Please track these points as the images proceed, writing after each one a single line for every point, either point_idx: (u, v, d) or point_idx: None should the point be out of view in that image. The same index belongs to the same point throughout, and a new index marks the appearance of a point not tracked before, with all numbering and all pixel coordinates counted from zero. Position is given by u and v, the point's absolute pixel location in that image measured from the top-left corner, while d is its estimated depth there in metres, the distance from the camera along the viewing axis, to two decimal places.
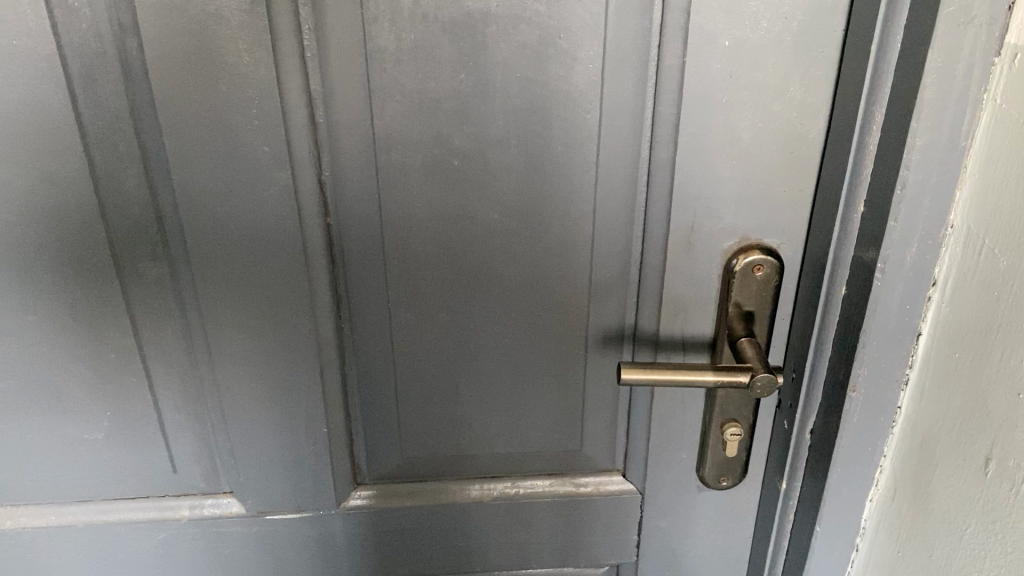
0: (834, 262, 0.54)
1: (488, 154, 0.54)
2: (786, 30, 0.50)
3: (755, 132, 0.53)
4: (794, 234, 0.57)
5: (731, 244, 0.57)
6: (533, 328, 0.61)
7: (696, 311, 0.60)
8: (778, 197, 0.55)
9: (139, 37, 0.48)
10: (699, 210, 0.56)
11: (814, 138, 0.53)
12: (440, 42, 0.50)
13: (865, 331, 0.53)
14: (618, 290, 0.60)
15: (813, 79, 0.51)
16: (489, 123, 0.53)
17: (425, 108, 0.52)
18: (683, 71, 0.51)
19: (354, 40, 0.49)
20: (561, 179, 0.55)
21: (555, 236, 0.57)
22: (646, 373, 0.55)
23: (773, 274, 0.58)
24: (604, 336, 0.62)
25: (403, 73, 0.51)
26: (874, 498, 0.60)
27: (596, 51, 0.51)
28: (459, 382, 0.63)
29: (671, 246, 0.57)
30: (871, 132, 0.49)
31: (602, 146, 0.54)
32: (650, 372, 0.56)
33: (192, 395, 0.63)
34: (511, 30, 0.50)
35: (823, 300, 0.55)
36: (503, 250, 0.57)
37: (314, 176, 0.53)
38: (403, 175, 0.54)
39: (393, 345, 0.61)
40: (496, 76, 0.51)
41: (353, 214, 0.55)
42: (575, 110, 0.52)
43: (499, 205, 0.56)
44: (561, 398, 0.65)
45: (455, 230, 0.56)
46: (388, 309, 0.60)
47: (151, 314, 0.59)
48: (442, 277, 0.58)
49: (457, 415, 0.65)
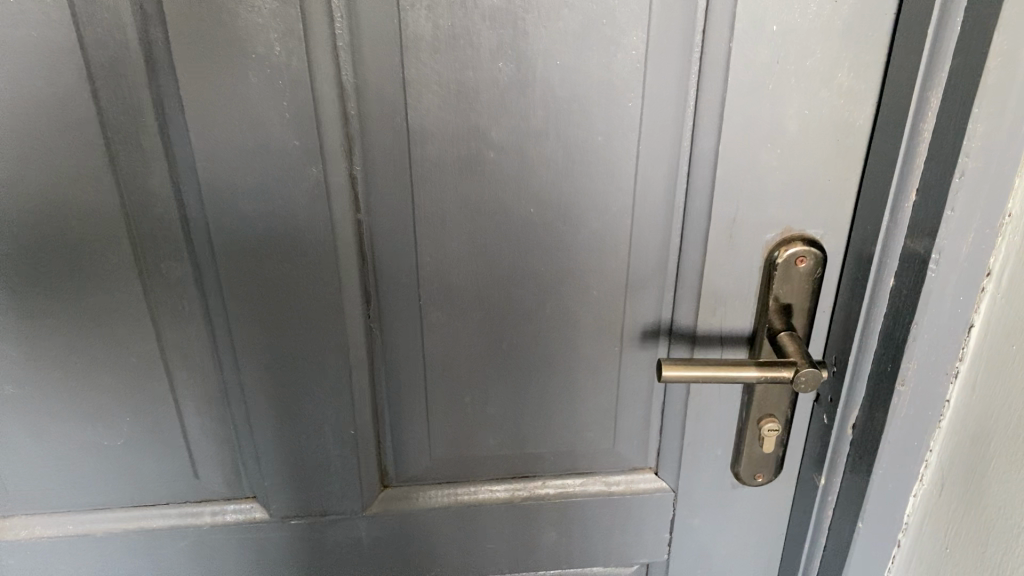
0: (882, 253, 0.52)
1: (525, 146, 0.52)
2: (836, 15, 0.48)
3: (801, 120, 0.51)
4: (837, 225, 0.56)
5: (773, 235, 0.56)
6: (569, 324, 0.59)
7: (735, 305, 0.59)
8: (822, 187, 0.54)
9: (164, 26, 0.46)
10: (742, 201, 0.54)
11: (861, 126, 0.52)
12: (478, 29, 0.48)
13: (917, 324, 0.51)
14: (655, 284, 0.59)
15: (863, 64, 0.50)
16: (528, 114, 0.51)
17: (462, 98, 0.50)
18: (728, 57, 0.49)
19: (389, 27, 0.47)
20: (600, 170, 0.53)
21: (593, 231, 0.56)
22: (686, 367, 0.54)
23: (816, 266, 0.56)
24: (639, 332, 0.60)
25: (439, 61, 0.49)
26: (918, 493, 0.59)
27: (641, 37, 0.49)
28: (490, 382, 0.62)
29: (712, 239, 0.56)
30: (926, 119, 0.47)
31: (643, 135, 0.52)
32: (691, 367, 0.55)
33: (216, 399, 0.61)
34: (553, 16, 0.48)
35: (870, 292, 0.54)
36: (539, 246, 0.56)
37: (345, 171, 0.51)
38: (438, 169, 0.52)
39: (424, 345, 0.59)
40: (537, 63, 0.49)
41: (385, 210, 0.54)
42: (617, 99, 0.51)
43: (536, 199, 0.54)
44: (594, 394, 0.63)
45: (489, 225, 0.55)
46: (420, 307, 0.58)
47: (174, 317, 0.57)
48: (476, 274, 0.57)
49: (488, 415, 0.63)
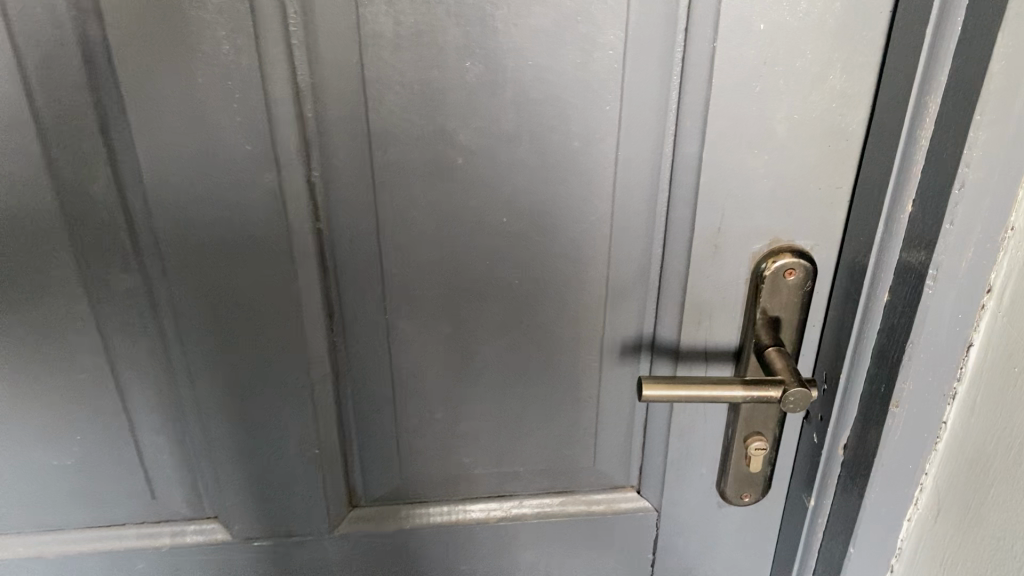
0: (876, 267, 0.49)
1: (496, 151, 0.49)
2: (829, 12, 0.45)
3: (790, 125, 0.48)
4: (828, 235, 0.52)
5: (761, 246, 0.53)
6: (545, 338, 0.56)
7: (721, 319, 0.55)
8: (813, 195, 0.51)
9: (103, 22, 0.43)
10: (728, 209, 0.51)
11: (854, 130, 0.49)
12: (444, 25, 0.44)
13: (913, 343, 0.48)
14: (636, 295, 0.55)
15: (856, 66, 0.46)
16: (498, 117, 0.47)
17: (427, 99, 0.46)
18: (713, 57, 0.46)
19: (347, 23, 0.44)
20: (577, 177, 0.50)
21: (569, 241, 0.52)
22: (667, 394, 0.52)
23: (806, 279, 0.53)
24: (620, 347, 0.57)
25: (402, 60, 0.45)
26: (913, 518, 0.56)
27: (619, 36, 0.45)
28: (463, 398, 0.58)
29: (696, 249, 0.52)
30: (924, 125, 0.44)
31: (623, 139, 0.49)
32: (673, 392, 0.52)
33: (173, 416, 0.57)
34: (524, 12, 0.44)
35: (863, 308, 0.51)
36: (512, 256, 0.53)
37: (302, 177, 0.48)
38: (402, 175, 0.49)
39: (392, 360, 0.56)
40: (508, 63, 0.46)
41: (348, 219, 0.50)
42: (594, 101, 0.47)
43: (508, 207, 0.51)
44: (573, 411, 0.60)
45: (459, 234, 0.51)
46: (386, 321, 0.54)
47: (124, 329, 0.53)
48: (446, 286, 0.53)
49: (461, 433, 0.60)
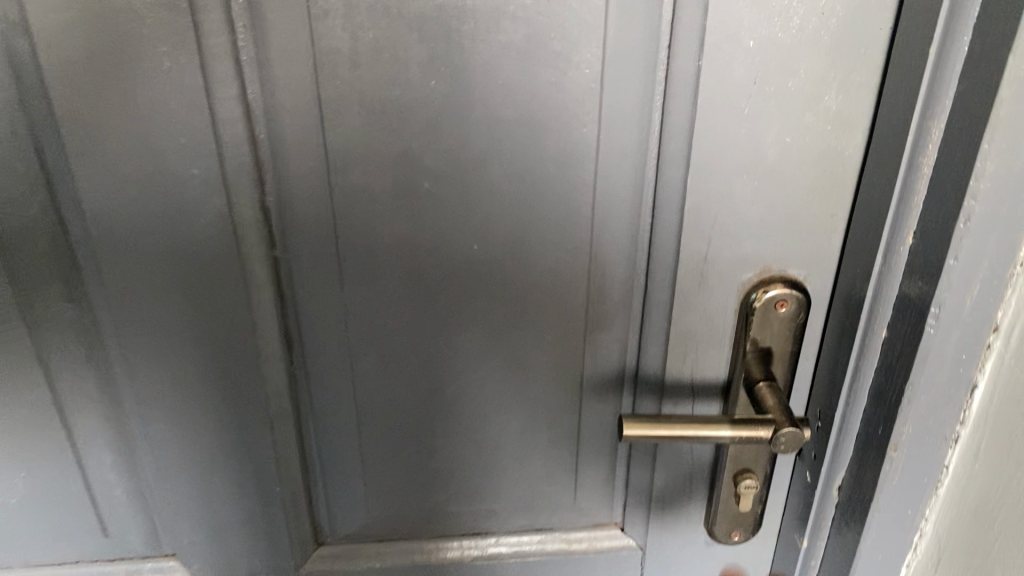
0: (873, 301, 0.46)
1: (465, 175, 0.45)
2: (823, 28, 0.41)
3: (782, 148, 0.45)
4: (823, 265, 0.49)
5: (750, 276, 0.49)
6: (520, 371, 0.53)
7: (708, 352, 0.52)
8: (806, 222, 0.47)
9: (31, 38, 0.39)
10: (714, 237, 0.48)
11: (851, 154, 0.45)
12: (406, 41, 0.41)
13: (912, 385, 0.45)
14: (618, 327, 0.52)
15: (853, 85, 0.43)
16: (467, 139, 0.44)
17: (389, 120, 0.43)
18: (698, 76, 0.42)
19: (301, 39, 0.41)
20: (554, 202, 0.47)
21: (545, 270, 0.49)
22: (651, 432, 0.48)
23: (799, 311, 0.50)
24: (601, 381, 0.54)
25: (360, 79, 0.42)
26: (911, 565, 0.53)
27: (596, 53, 0.42)
28: (434, 434, 0.55)
29: (681, 279, 0.49)
30: (926, 152, 0.41)
31: (602, 163, 0.46)
32: (656, 431, 0.49)
33: (124, 451, 0.54)
34: (493, 28, 0.41)
35: (859, 344, 0.47)
36: (484, 285, 0.49)
37: (255, 202, 0.45)
38: (364, 201, 0.45)
39: (356, 394, 0.53)
40: (476, 82, 0.42)
41: (305, 246, 0.47)
42: (571, 123, 0.44)
43: (479, 234, 0.47)
44: (552, 446, 0.56)
45: (426, 262, 0.48)
46: (350, 354, 0.51)
47: (68, 361, 0.50)
48: (413, 318, 0.50)
49: (433, 469, 0.56)
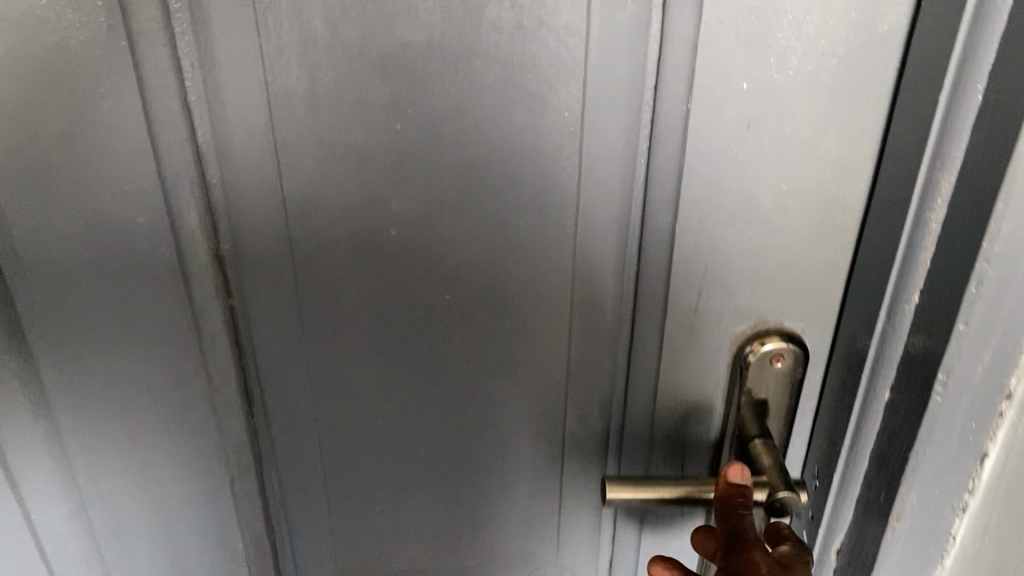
0: (876, 360, 0.42)
1: (435, 222, 0.42)
2: (824, 70, 0.37)
3: (778, 196, 0.41)
4: (821, 317, 0.45)
5: (744, 327, 0.45)
6: (498, 426, 0.49)
7: (699, 407, 0.48)
8: (805, 272, 0.43)
9: None
10: (705, 286, 0.44)
11: (852, 203, 0.41)
12: (368, 81, 0.38)
13: (917, 455, 0.42)
14: (602, 380, 0.48)
15: (856, 131, 0.39)
16: (437, 185, 0.41)
17: (351, 165, 0.40)
18: (687, 120, 0.39)
19: (253, 78, 0.37)
20: (531, 250, 0.43)
21: (522, 320, 0.46)
22: (639, 495, 0.45)
23: (796, 365, 0.45)
24: (584, 436, 0.50)
25: (320, 121, 0.38)
26: None
27: (575, 94, 0.39)
28: (405, 489, 0.51)
29: (669, 331, 0.45)
30: (934, 208, 0.37)
31: (582, 209, 0.42)
32: (645, 494, 0.45)
33: (74, 512, 0.50)
34: (463, 68, 0.38)
35: (860, 405, 0.44)
36: (457, 338, 0.46)
37: (209, 251, 0.42)
38: (326, 249, 0.42)
39: (322, 448, 0.49)
40: (446, 125, 0.39)
41: (262, 297, 0.43)
42: (548, 167, 0.41)
43: (451, 283, 0.44)
44: (533, 502, 0.53)
45: (395, 312, 0.44)
46: (314, 407, 0.48)
47: (9, 419, 0.45)
48: (380, 369, 0.46)
49: (405, 524, 0.53)
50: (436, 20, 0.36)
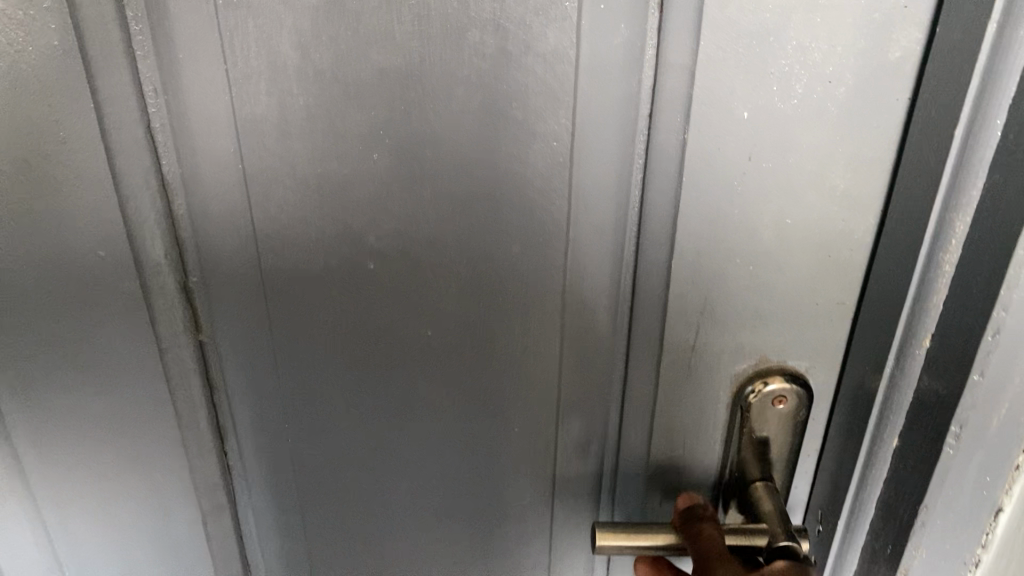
0: (884, 405, 0.40)
1: (416, 255, 0.39)
2: (830, 99, 0.35)
3: (780, 231, 0.38)
4: (824, 357, 0.42)
5: (745, 366, 0.42)
6: (484, 466, 0.47)
7: (697, 449, 0.45)
8: (808, 311, 0.40)
9: None
10: (704, 322, 0.41)
11: (859, 238, 0.38)
12: (343, 107, 0.35)
13: (927, 508, 0.39)
14: (594, 419, 0.46)
15: (865, 164, 0.36)
16: (417, 217, 0.38)
17: (327, 195, 0.38)
18: (683, 151, 0.36)
19: (220, 105, 0.35)
20: (517, 285, 0.41)
21: (508, 358, 0.43)
22: (630, 546, 0.42)
23: (799, 407, 0.43)
24: (575, 476, 0.48)
25: (293, 149, 0.36)
26: None
27: (563, 123, 0.36)
28: (388, 531, 0.49)
29: (666, 372, 0.43)
30: (948, 248, 0.35)
31: (572, 243, 0.40)
32: (636, 544, 0.42)
33: (39, 563, 0.47)
34: (444, 95, 0.35)
35: (866, 451, 0.42)
36: (440, 375, 0.43)
37: (177, 281, 0.40)
38: (301, 282, 0.40)
39: (300, 486, 0.47)
40: (426, 154, 0.37)
41: (233, 330, 0.41)
42: (536, 199, 0.38)
43: (433, 318, 0.41)
44: (523, 544, 0.50)
45: (375, 348, 0.42)
46: (290, 444, 0.45)
47: None
48: (359, 407, 0.44)
49: (389, 567, 0.51)
50: (414, 44, 0.34)
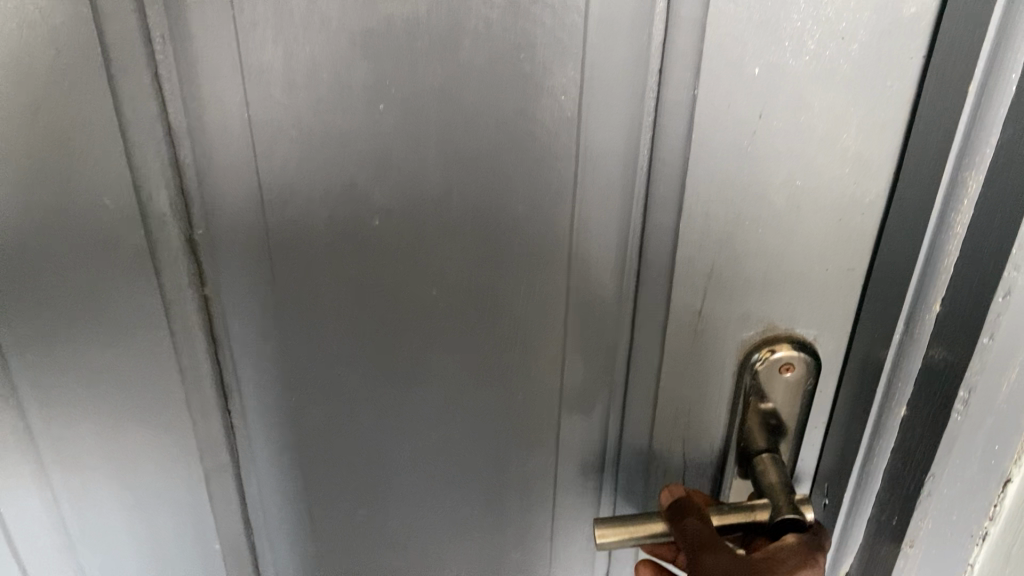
0: (893, 371, 0.39)
1: (420, 212, 0.39)
2: (844, 56, 0.33)
3: (793, 193, 0.37)
4: (834, 326, 0.40)
5: (752, 333, 0.41)
6: (487, 431, 0.46)
7: (703, 418, 0.44)
8: (820, 279, 0.39)
9: None
10: (710, 289, 0.40)
11: (872, 204, 0.37)
12: (350, 59, 0.35)
13: (933, 477, 0.40)
14: (599, 385, 0.45)
15: (878, 125, 0.35)
16: (422, 172, 0.38)
17: (333, 149, 0.37)
18: (694, 105, 0.35)
19: (226, 54, 0.35)
20: (522, 244, 0.41)
21: (514, 318, 0.43)
22: (631, 538, 0.41)
23: (807, 375, 0.41)
24: (579, 443, 0.47)
25: (298, 100, 0.36)
26: None
27: (572, 76, 0.36)
28: (389, 494, 0.49)
29: (672, 340, 0.42)
30: (961, 209, 0.35)
31: (578, 202, 0.39)
32: (637, 536, 0.41)
33: (41, 516, 0.47)
34: (450, 47, 0.35)
35: (874, 420, 0.41)
36: (445, 335, 0.43)
37: (181, 234, 0.40)
38: (304, 238, 0.40)
39: (303, 446, 0.47)
40: (432, 107, 0.36)
41: (236, 285, 0.41)
42: (542, 157, 0.38)
43: (437, 277, 0.41)
44: (524, 511, 0.50)
45: (379, 307, 0.42)
46: (293, 403, 0.45)
47: None
48: (361, 366, 0.44)
49: (391, 531, 0.50)
50: None
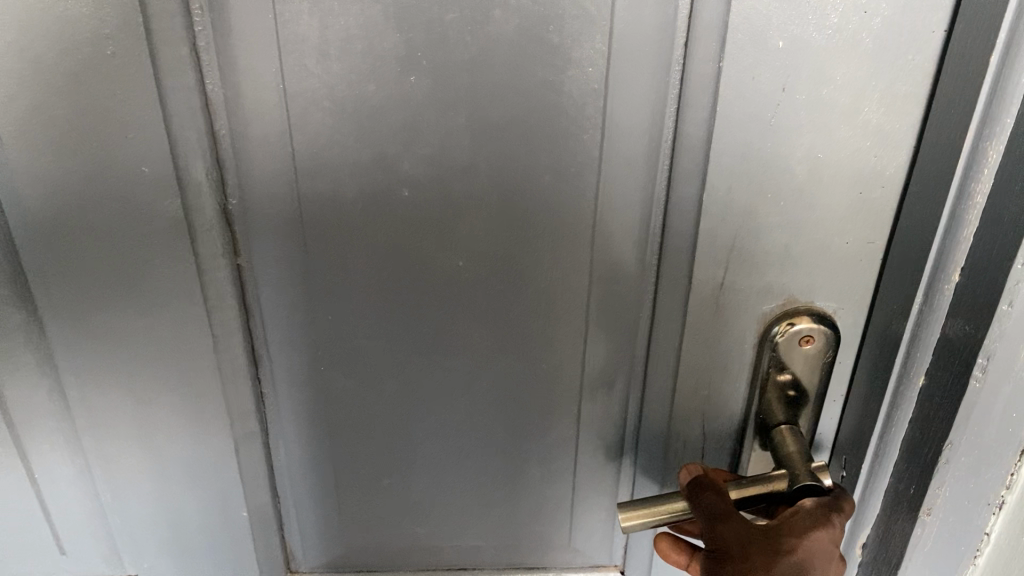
0: (912, 342, 0.40)
1: (448, 182, 0.40)
2: (865, 30, 0.34)
3: (813, 166, 0.37)
4: (852, 299, 0.41)
5: (772, 306, 0.42)
6: (511, 400, 0.47)
7: (723, 388, 0.45)
8: (840, 251, 0.40)
9: None
10: (732, 262, 0.40)
11: (892, 176, 0.38)
12: (382, 31, 0.36)
13: (951, 445, 0.41)
14: (621, 359, 0.46)
15: (899, 99, 0.36)
16: (451, 142, 0.39)
17: (364, 120, 0.38)
18: (719, 79, 0.36)
19: (263, 25, 0.36)
20: (547, 215, 0.41)
21: (540, 288, 0.44)
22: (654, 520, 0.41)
23: (827, 347, 0.42)
24: (601, 415, 0.48)
25: (331, 71, 0.37)
26: None
27: (599, 48, 0.37)
28: (413, 461, 0.50)
29: (694, 314, 0.42)
30: (980, 178, 0.36)
31: (603, 174, 0.40)
32: (661, 517, 0.41)
33: (77, 471, 0.48)
34: (481, 19, 0.36)
35: (892, 391, 0.42)
36: (471, 305, 0.44)
37: (217, 204, 0.40)
38: (334, 208, 0.41)
39: (329, 414, 0.48)
40: (462, 79, 0.37)
41: (268, 255, 0.42)
42: (568, 130, 0.39)
43: (463, 247, 0.42)
44: (545, 479, 0.51)
45: (407, 276, 0.43)
46: (320, 372, 0.46)
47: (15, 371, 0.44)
48: (389, 335, 0.45)
49: (414, 498, 0.51)
50: None
